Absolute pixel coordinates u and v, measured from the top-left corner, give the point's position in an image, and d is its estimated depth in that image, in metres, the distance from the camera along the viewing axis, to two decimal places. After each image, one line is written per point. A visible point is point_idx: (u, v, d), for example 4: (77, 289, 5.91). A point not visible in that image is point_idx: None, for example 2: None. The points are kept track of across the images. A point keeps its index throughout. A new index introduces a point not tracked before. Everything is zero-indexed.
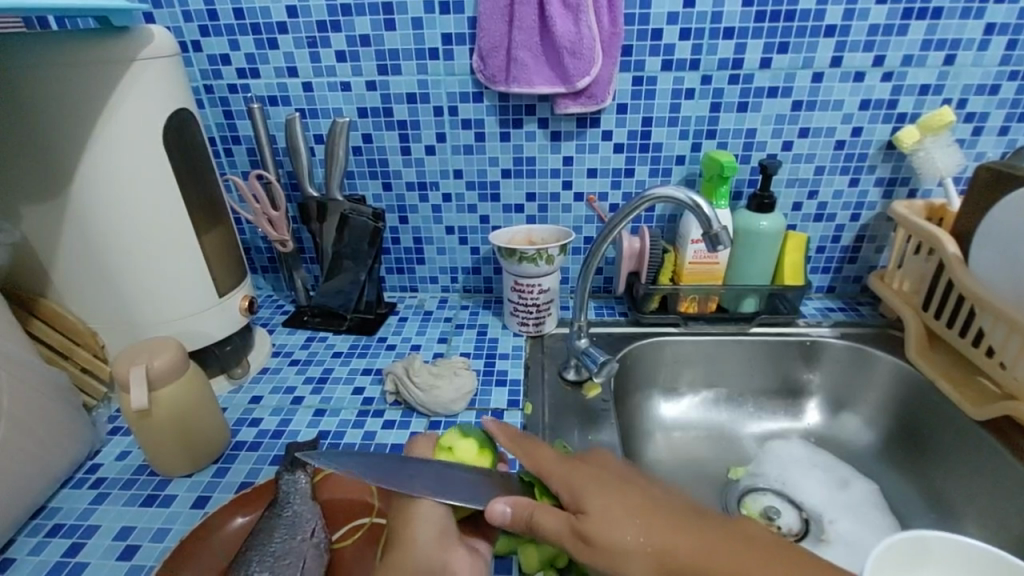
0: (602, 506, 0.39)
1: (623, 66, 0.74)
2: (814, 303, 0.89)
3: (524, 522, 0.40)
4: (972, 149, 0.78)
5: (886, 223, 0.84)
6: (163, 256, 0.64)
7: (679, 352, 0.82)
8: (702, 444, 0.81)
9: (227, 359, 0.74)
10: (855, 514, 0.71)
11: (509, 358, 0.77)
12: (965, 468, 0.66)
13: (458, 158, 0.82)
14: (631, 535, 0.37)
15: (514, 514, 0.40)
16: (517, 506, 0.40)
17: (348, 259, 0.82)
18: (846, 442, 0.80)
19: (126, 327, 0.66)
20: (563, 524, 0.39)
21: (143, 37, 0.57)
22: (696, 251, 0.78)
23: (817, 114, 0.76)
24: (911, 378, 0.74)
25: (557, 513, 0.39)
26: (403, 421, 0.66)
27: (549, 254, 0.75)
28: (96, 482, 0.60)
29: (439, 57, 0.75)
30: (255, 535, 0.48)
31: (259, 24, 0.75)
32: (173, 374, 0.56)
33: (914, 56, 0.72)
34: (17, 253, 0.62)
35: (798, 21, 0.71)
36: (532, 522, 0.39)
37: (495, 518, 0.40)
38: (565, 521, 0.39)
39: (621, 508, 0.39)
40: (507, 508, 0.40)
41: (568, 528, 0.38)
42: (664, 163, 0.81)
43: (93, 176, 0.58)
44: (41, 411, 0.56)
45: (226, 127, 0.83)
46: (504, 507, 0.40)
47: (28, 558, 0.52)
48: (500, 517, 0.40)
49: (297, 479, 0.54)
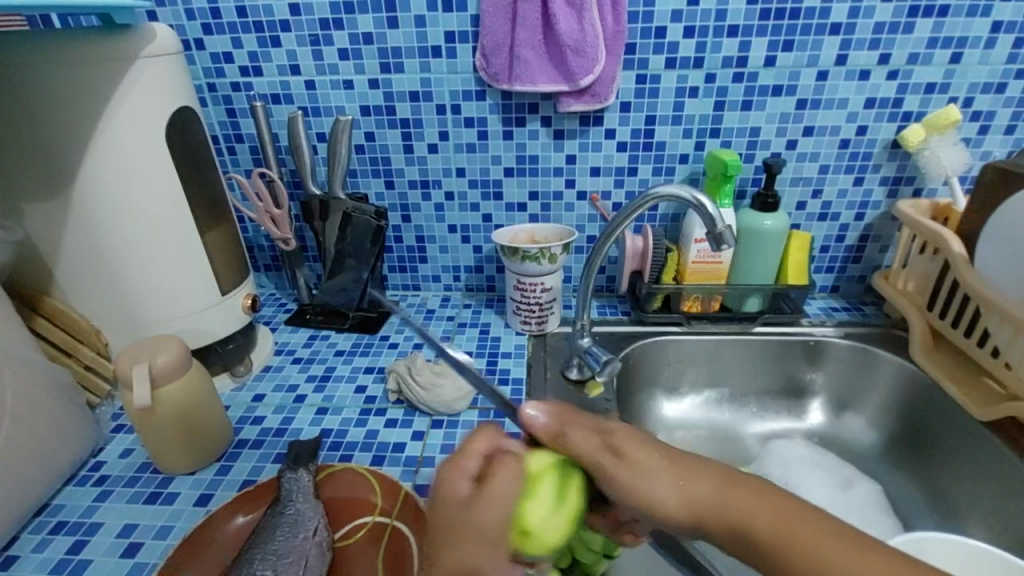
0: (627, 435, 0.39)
1: (627, 64, 0.74)
2: (818, 302, 0.89)
3: (553, 430, 0.39)
4: (979, 148, 0.78)
5: (890, 222, 0.83)
6: (166, 255, 0.64)
7: (682, 351, 0.82)
8: (704, 443, 0.81)
9: (230, 357, 0.74)
10: (858, 514, 0.71)
11: (512, 357, 0.77)
12: (969, 468, 0.66)
13: (461, 156, 0.82)
14: (657, 461, 0.38)
15: (545, 418, 0.40)
16: (548, 415, 0.40)
17: (350, 258, 0.82)
18: (850, 442, 0.80)
19: (129, 325, 0.66)
20: (591, 441, 0.39)
21: (145, 35, 0.57)
22: (699, 250, 0.78)
23: (822, 112, 0.76)
24: (915, 378, 0.74)
25: (586, 429, 0.40)
26: (405, 420, 0.66)
27: (552, 253, 0.74)
28: (100, 479, 0.60)
29: (442, 55, 0.75)
30: (257, 532, 0.49)
31: (262, 22, 0.75)
32: (176, 372, 0.56)
33: (920, 54, 0.72)
34: (21, 251, 0.62)
35: (803, 18, 0.70)
36: (561, 430, 0.39)
37: (525, 421, 0.40)
38: (596, 441, 0.39)
39: (647, 443, 0.39)
40: (539, 415, 0.40)
41: (599, 444, 0.39)
42: (668, 162, 0.80)
43: (96, 173, 0.58)
44: (44, 408, 0.56)
45: (229, 125, 0.83)
46: (536, 411, 0.40)
47: (32, 555, 0.52)
48: (531, 421, 0.40)
49: (299, 477, 0.54)
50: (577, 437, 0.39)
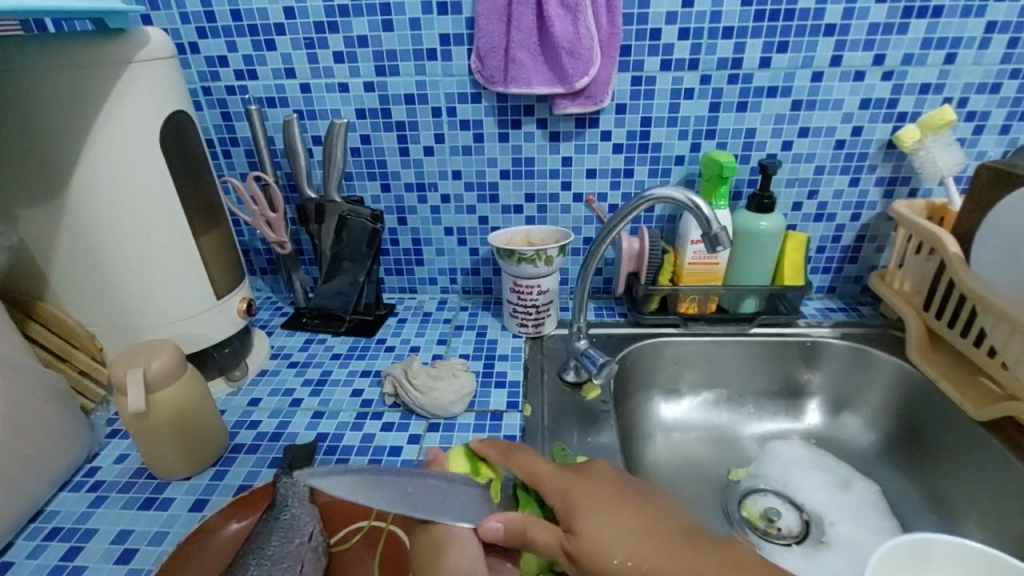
0: (590, 500, 0.44)
1: (622, 67, 0.74)
2: (814, 303, 0.89)
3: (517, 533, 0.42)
4: (974, 148, 0.78)
5: (886, 223, 0.83)
6: (160, 260, 0.64)
7: (678, 353, 0.82)
8: (701, 444, 0.81)
9: (226, 361, 0.73)
10: (857, 516, 0.70)
11: (508, 360, 0.77)
12: (967, 469, 0.65)
13: (457, 158, 0.82)
14: (613, 528, 0.42)
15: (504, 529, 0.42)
16: (508, 522, 0.42)
17: (347, 260, 0.81)
18: (848, 443, 0.79)
19: (125, 329, 0.66)
20: (553, 536, 0.42)
21: (139, 39, 0.57)
22: (696, 251, 0.78)
23: (817, 113, 0.76)
24: (912, 379, 0.74)
25: (549, 528, 0.43)
26: (402, 423, 0.66)
27: (548, 255, 0.74)
28: (95, 485, 0.60)
29: (437, 58, 0.75)
30: (252, 538, 0.48)
31: (257, 26, 0.75)
32: (169, 377, 0.56)
33: (915, 54, 0.72)
34: (16, 255, 0.62)
35: (798, 19, 0.70)
36: (523, 534, 0.42)
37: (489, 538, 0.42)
38: (556, 536, 0.42)
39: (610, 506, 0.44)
40: (498, 526, 0.42)
41: (559, 544, 0.42)
42: (664, 163, 0.80)
43: (89, 178, 0.57)
44: (39, 414, 0.56)
45: (224, 129, 0.83)
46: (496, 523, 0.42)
47: (26, 562, 0.52)
48: (494, 535, 0.42)
49: (296, 480, 0.52)
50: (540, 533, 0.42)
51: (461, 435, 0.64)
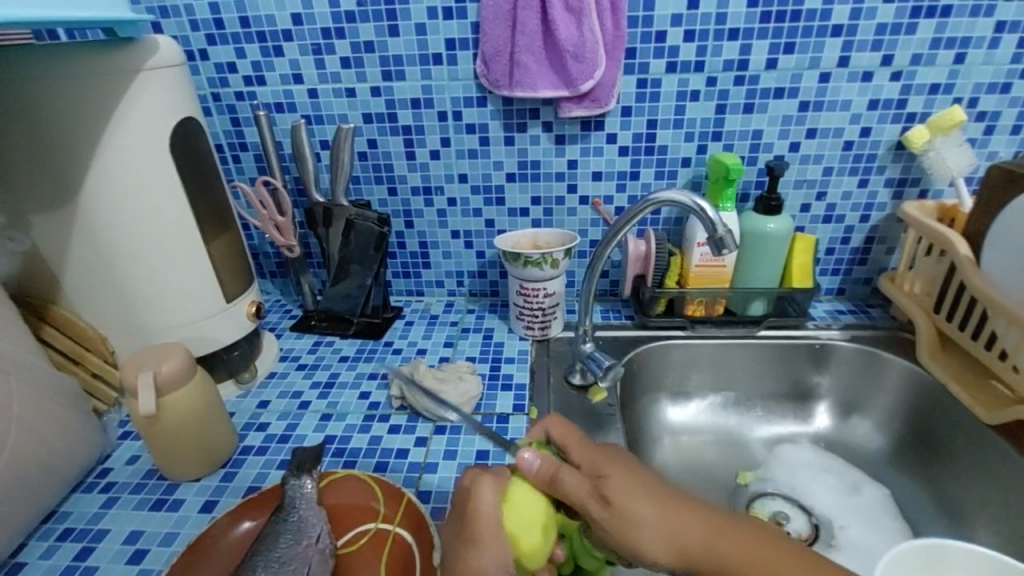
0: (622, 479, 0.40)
1: (627, 69, 0.74)
2: (823, 305, 0.88)
3: (547, 476, 0.40)
4: (984, 149, 0.77)
5: (896, 224, 0.83)
6: (169, 266, 0.65)
7: (685, 355, 0.82)
8: (709, 448, 0.80)
9: (236, 364, 0.74)
10: (866, 520, 0.70)
11: (515, 363, 0.77)
12: (979, 474, 0.65)
13: (463, 161, 0.82)
14: (649, 509, 0.39)
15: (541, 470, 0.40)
16: (544, 461, 0.40)
17: (354, 264, 0.82)
18: (858, 447, 0.79)
19: (136, 333, 0.67)
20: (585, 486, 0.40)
21: (149, 48, 0.58)
22: (703, 253, 0.78)
23: (825, 114, 0.76)
24: (923, 382, 0.73)
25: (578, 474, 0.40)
26: (408, 426, 0.66)
27: (554, 258, 0.74)
28: (106, 486, 0.61)
29: (443, 62, 0.75)
30: (260, 540, 0.49)
31: (265, 32, 0.75)
32: (179, 381, 0.56)
33: (924, 55, 0.71)
34: (30, 260, 0.63)
35: (804, 21, 0.70)
36: (554, 477, 0.40)
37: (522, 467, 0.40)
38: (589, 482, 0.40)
39: (644, 483, 0.41)
40: (536, 461, 0.40)
41: (591, 489, 0.40)
42: (670, 165, 0.80)
43: (100, 185, 0.58)
44: (52, 417, 0.57)
45: (233, 134, 0.84)
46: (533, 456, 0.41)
47: (39, 562, 0.53)
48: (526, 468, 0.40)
49: (303, 484, 0.54)
50: (568, 479, 0.40)
51: (467, 438, 0.64)
